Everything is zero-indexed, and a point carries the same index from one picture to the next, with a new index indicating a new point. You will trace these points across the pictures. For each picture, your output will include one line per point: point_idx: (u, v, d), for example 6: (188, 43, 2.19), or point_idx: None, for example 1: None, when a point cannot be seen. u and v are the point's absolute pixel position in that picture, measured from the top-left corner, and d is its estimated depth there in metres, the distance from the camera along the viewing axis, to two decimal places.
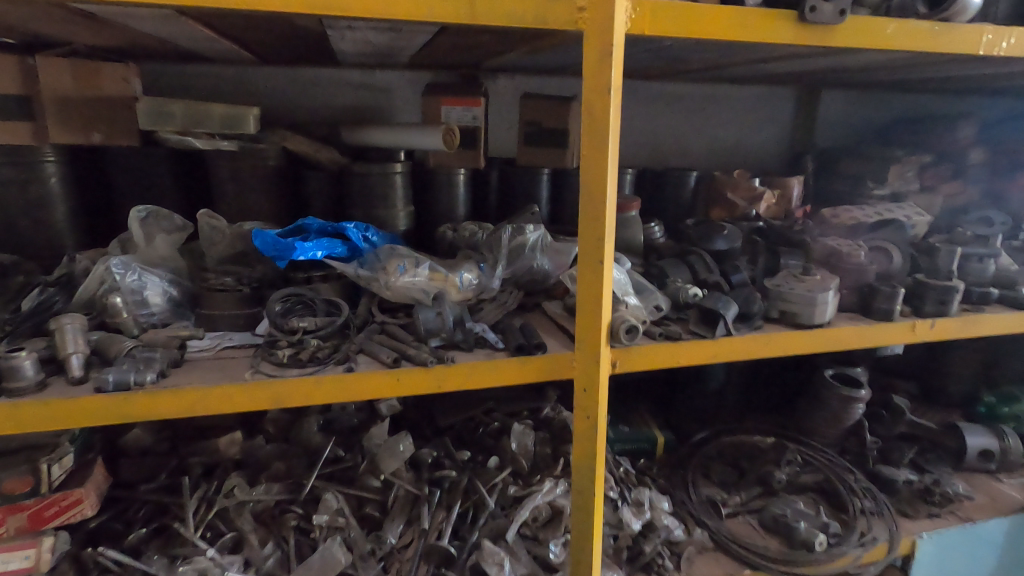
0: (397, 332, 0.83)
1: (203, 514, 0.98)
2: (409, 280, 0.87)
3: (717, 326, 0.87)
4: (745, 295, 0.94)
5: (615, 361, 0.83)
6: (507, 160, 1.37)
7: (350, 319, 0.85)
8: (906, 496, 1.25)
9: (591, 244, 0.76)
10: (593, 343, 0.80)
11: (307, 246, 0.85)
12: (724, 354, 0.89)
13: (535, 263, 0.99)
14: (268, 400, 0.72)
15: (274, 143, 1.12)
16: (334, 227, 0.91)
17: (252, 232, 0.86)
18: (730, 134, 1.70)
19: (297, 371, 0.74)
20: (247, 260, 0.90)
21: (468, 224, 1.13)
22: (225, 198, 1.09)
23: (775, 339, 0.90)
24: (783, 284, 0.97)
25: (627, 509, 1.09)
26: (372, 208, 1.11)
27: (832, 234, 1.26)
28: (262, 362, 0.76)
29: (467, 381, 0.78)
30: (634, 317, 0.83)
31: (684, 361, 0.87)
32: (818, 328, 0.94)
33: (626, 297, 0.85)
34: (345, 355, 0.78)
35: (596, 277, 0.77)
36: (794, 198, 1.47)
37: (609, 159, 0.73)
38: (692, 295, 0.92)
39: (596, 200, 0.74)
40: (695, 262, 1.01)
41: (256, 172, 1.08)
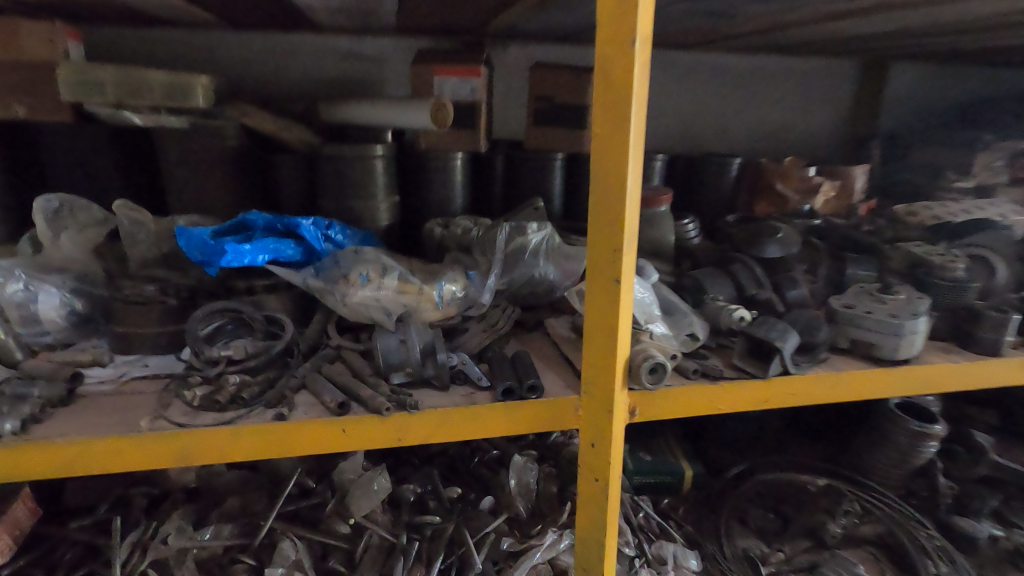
0: (353, 362, 0.65)
1: (136, 562, 0.82)
2: (371, 294, 0.68)
3: (771, 363, 0.66)
4: (807, 320, 0.73)
5: (634, 407, 0.63)
6: (515, 143, 1.17)
7: (296, 342, 0.67)
8: (990, 558, 1.05)
9: (602, 256, 0.56)
10: (603, 386, 0.60)
11: (244, 248, 0.68)
12: (778, 398, 0.68)
13: (538, 271, 0.79)
14: (169, 457, 0.55)
15: (234, 120, 0.94)
16: (285, 224, 0.74)
17: (176, 229, 0.68)
18: (780, 114, 1.46)
19: (209, 418, 0.56)
20: (177, 263, 0.72)
21: (461, 219, 0.93)
22: (174, 184, 0.92)
23: (847, 379, 0.69)
24: (855, 305, 0.75)
25: (646, 572, 0.89)
26: (346, 199, 0.93)
27: (909, 237, 1.03)
28: (170, 403, 0.58)
29: (437, 432, 0.59)
30: (659, 350, 0.62)
31: (724, 407, 0.66)
32: (902, 365, 0.72)
33: (650, 324, 0.65)
34: (278, 395, 0.60)
35: (609, 301, 0.57)
36: (857, 192, 1.23)
37: (633, 140, 0.52)
38: (738, 319, 0.72)
39: (612, 197, 0.53)
40: (740, 273, 0.80)
41: (209, 154, 0.91)
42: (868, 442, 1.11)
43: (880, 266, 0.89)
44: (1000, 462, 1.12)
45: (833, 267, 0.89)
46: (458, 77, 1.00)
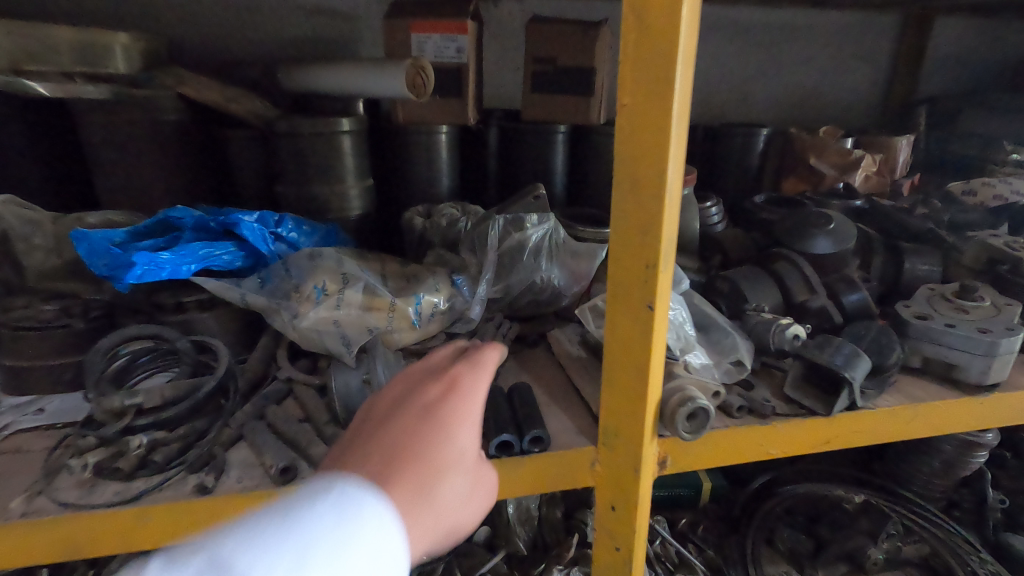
0: (308, 402, 0.51)
1: None
2: (329, 314, 0.53)
3: (838, 398, 0.52)
4: (875, 335, 0.59)
5: (664, 457, 0.50)
6: (509, 113, 1.01)
7: (234, 378, 0.52)
8: None
9: (629, 274, 0.41)
10: (628, 437, 0.46)
11: (164, 257, 0.52)
12: (841, 438, 0.54)
13: (539, 275, 0.65)
14: (55, 550, 0.41)
15: (170, 88, 0.77)
16: (220, 221, 0.58)
17: (72, 232, 0.53)
18: (808, 77, 1.29)
19: (108, 495, 0.42)
20: (84, 272, 0.57)
21: (446, 206, 0.78)
22: (96, 167, 0.75)
23: (924, 411, 0.56)
24: (932, 316, 0.61)
25: None
26: (308, 183, 0.77)
27: (971, 221, 0.88)
28: (58, 472, 0.44)
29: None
30: (700, 388, 0.48)
31: (774, 451, 0.53)
32: (989, 390, 0.58)
33: (687, 354, 0.51)
34: (205, 455, 0.46)
35: (638, 333, 0.42)
36: (900, 166, 1.08)
37: (676, 116, 0.36)
38: (792, 338, 0.57)
39: (645, 196, 0.38)
40: (787, 274, 0.66)
41: (138, 130, 0.74)
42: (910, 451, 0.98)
43: (946, 260, 0.75)
44: None
45: (890, 262, 0.75)
46: (443, 34, 0.81)
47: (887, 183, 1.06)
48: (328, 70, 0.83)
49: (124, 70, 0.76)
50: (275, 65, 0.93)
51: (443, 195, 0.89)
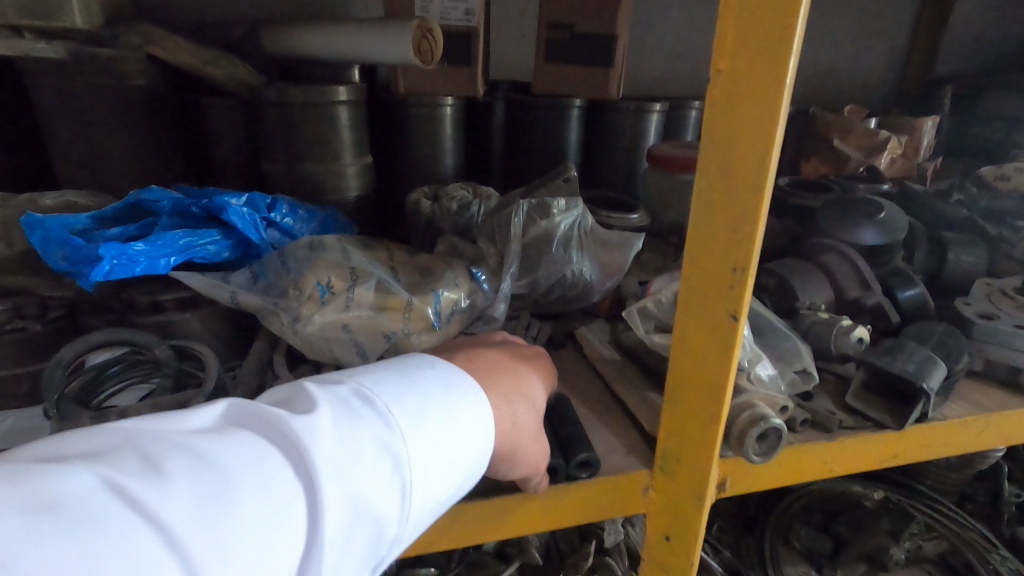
0: None
1: None
2: (336, 315, 0.46)
3: (912, 411, 0.47)
4: (940, 337, 0.53)
5: (724, 479, 0.44)
6: (517, 84, 0.92)
7: (224, 390, 0.44)
8: None
9: (709, 278, 0.35)
10: (690, 461, 0.40)
11: (138, 249, 0.44)
12: (908, 452, 0.49)
13: (568, 268, 0.58)
14: None
15: (137, 48, 0.67)
16: (203, 204, 0.49)
17: (24, 217, 0.44)
18: (825, 53, 1.23)
19: None
20: (40, 265, 0.48)
21: (456, 188, 0.70)
22: (52, 137, 0.65)
23: (995, 421, 0.51)
24: (998, 316, 0.56)
25: None
26: (299, 160, 0.68)
27: (1007, 209, 0.84)
28: None
29: (445, 538, 0.40)
30: (768, 403, 0.42)
31: (838, 469, 0.48)
32: None
33: (757, 365, 0.44)
34: None
35: (715, 344, 0.36)
36: (924, 149, 1.03)
37: (787, 88, 0.29)
38: (857, 342, 0.51)
39: (738, 185, 0.32)
40: (837, 267, 0.60)
41: (100, 95, 0.64)
42: None
43: (993, 251, 0.70)
44: None
45: (935, 253, 0.70)
46: None
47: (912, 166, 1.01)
48: (321, 32, 0.73)
49: (85, 25, 0.64)
50: (258, 25, 0.83)
51: (447, 175, 0.81)
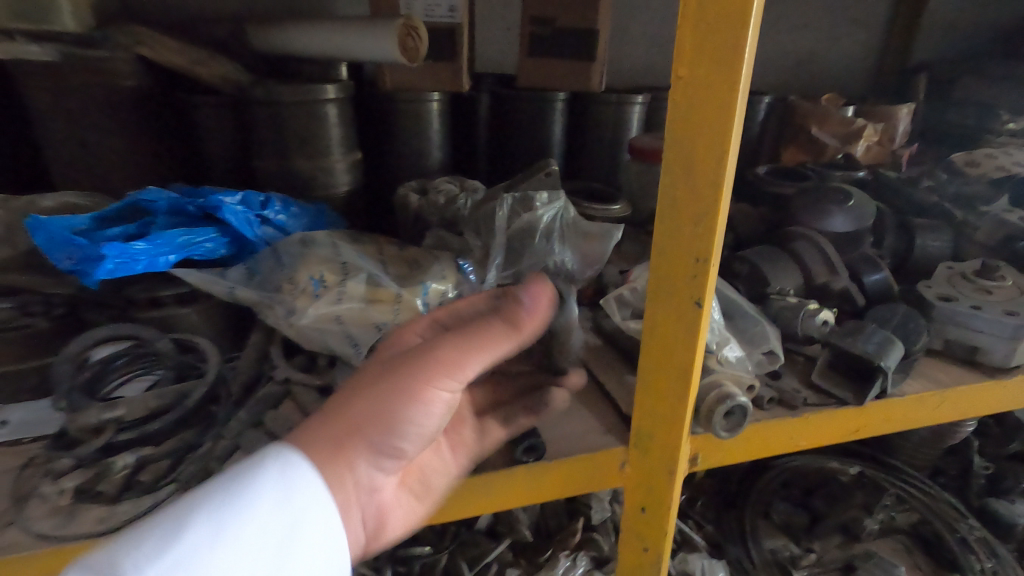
0: (309, 406, 0.46)
1: None
2: (328, 307, 0.48)
3: (871, 386, 0.50)
4: (901, 319, 0.57)
5: (695, 454, 0.47)
6: (502, 79, 0.94)
7: (225, 380, 0.47)
8: None
9: (676, 269, 0.37)
10: (663, 438, 0.43)
11: (139, 248, 0.46)
12: (870, 427, 0.52)
13: (550, 259, 0.60)
14: None
15: (127, 48, 0.68)
16: (199, 203, 0.52)
17: (29, 219, 0.46)
18: (805, 43, 1.26)
19: (93, 522, 0.37)
20: (43, 263, 0.50)
21: (442, 181, 0.72)
22: (45, 138, 0.66)
23: (952, 396, 0.54)
24: (956, 297, 0.59)
25: None
26: (289, 156, 0.70)
27: (975, 194, 0.87)
28: (28, 500, 0.38)
29: (441, 514, 0.42)
30: (736, 383, 0.45)
31: (803, 443, 0.51)
32: (1012, 373, 0.57)
33: (724, 347, 0.48)
34: (200, 470, 0.41)
35: (684, 329, 0.39)
36: (900, 135, 1.06)
37: (743, 86, 0.32)
38: (821, 324, 0.55)
39: (700, 181, 0.34)
40: (807, 254, 0.63)
41: (91, 96, 0.66)
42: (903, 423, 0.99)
43: (958, 235, 0.73)
44: None
45: (903, 238, 0.73)
46: None
47: (887, 153, 1.04)
48: (307, 30, 0.75)
49: (73, 28, 0.66)
50: (246, 23, 0.84)
51: (435, 168, 0.83)
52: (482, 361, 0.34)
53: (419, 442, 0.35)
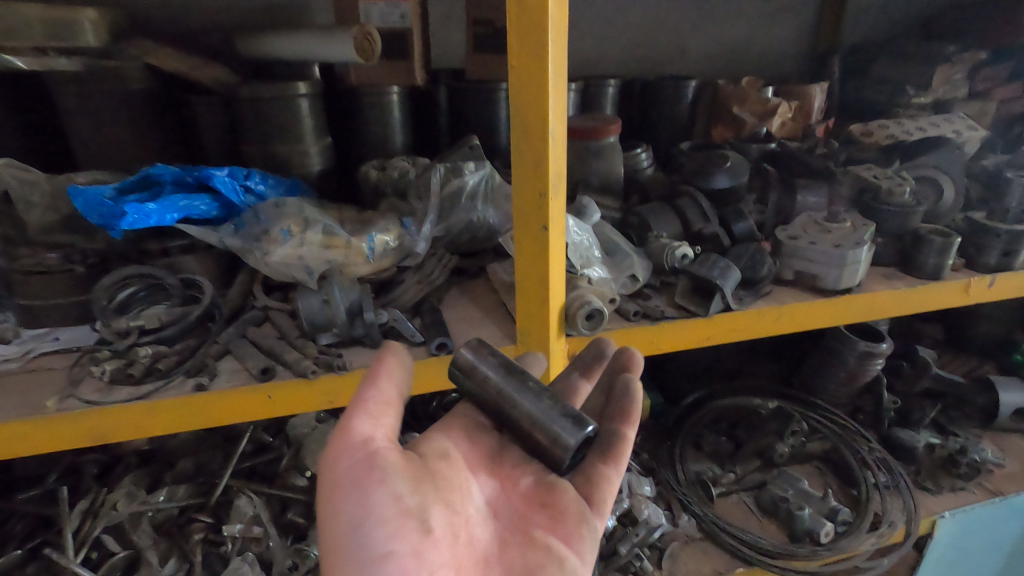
0: (280, 323, 0.62)
1: (89, 529, 0.81)
2: (293, 251, 0.64)
3: (712, 301, 0.65)
4: (751, 254, 0.71)
5: (573, 352, 0.62)
6: (456, 73, 1.09)
7: (217, 306, 0.63)
8: (927, 466, 1.10)
9: (528, 202, 0.52)
10: (538, 334, 0.59)
11: (149, 207, 0.62)
12: (719, 335, 0.67)
13: (475, 215, 0.75)
14: (86, 435, 0.52)
15: (137, 59, 0.84)
16: (196, 176, 0.68)
17: (69, 188, 0.62)
18: (742, 31, 1.39)
19: (126, 393, 0.53)
20: (81, 226, 0.66)
21: (398, 160, 0.88)
22: (75, 134, 0.83)
23: (788, 311, 0.69)
24: (800, 236, 0.74)
25: None
26: (270, 143, 0.86)
27: (863, 158, 1.01)
28: (79, 383, 0.54)
29: (445, 380, 0.61)
30: (598, 296, 0.61)
31: (664, 347, 0.66)
32: (841, 295, 0.71)
33: (586, 269, 0.64)
34: (199, 364, 0.57)
35: (538, 247, 0.54)
36: (815, 111, 1.20)
37: (551, 71, 0.47)
38: (681, 257, 0.70)
39: (534, 138, 0.49)
40: (686, 207, 0.77)
41: (110, 99, 0.82)
42: (816, 363, 1.10)
43: (831, 190, 0.87)
44: (940, 375, 1.15)
45: (784, 195, 0.87)
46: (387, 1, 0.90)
47: (801, 127, 1.18)
48: (286, 40, 0.90)
49: (96, 43, 0.81)
50: (236, 34, 0.99)
51: (397, 151, 0.99)
52: (357, 417, 0.43)
53: (401, 517, 0.42)
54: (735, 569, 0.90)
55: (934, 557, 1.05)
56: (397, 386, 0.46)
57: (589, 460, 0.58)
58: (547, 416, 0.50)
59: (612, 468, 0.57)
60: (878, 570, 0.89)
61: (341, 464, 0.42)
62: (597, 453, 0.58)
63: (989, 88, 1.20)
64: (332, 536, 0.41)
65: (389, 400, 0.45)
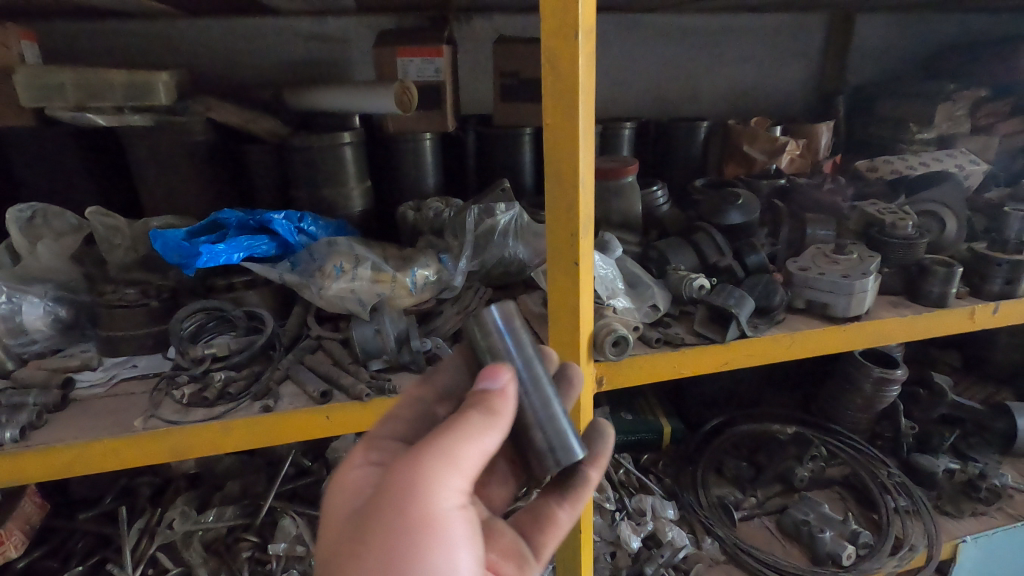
0: (334, 350, 0.68)
1: (145, 547, 0.87)
2: (345, 286, 0.70)
3: (729, 328, 0.71)
4: (765, 285, 0.77)
5: (601, 376, 0.68)
6: (483, 119, 1.18)
7: (278, 336, 0.69)
8: (947, 491, 1.11)
9: (562, 241, 0.59)
10: (569, 360, 0.64)
11: (220, 248, 0.70)
12: (736, 359, 0.73)
13: (507, 251, 0.82)
14: (167, 452, 0.58)
15: (201, 113, 0.94)
16: (258, 220, 0.76)
17: (151, 232, 0.70)
18: (751, 73, 1.47)
19: (202, 414, 0.59)
20: (157, 266, 0.75)
21: (433, 201, 0.95)
22: (144, 181, 0.93)
23: (801, 338, 0.74)
24: (811, 268, 0.79)
25: (625, 524, 0.97)
26: (319, 187, 0.94)
27: (870, 193, 1.06)
28: (160, 404, 0.61)
29: None
30: (624, 324, 0.67)
31: (686, 371, 0.71)
32: (850, 322, 0.77)
33: (612, 300, 0.70)
34: (265, 387, 0.63)
35: (569, 280, 0.60)
36: (823, 148, 1.27)
37: (582, 130, 0.54)
38: (698, 287, 0.75)
39: (567, 184, 0.56)
40: (703, 241, 0.83)
41: (176, 150, 0.91)
42: (834, 389, 1.13)
43: (838, 224, 0.93)
44: (957, 401, 1.18)
45: (794, 229, 0.93)
46: (423, 58, 1.00)
47: (809, 164, 1.25)
48: (333, 94, 1.00)
49: (167, 102, 0.90)
50: (284, 88, 1.09)
51: (429, 191, 1.07)
52: (468, 457, 0.39)
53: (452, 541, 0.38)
54: None
55: None
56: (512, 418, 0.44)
57: (546, 498, 0.60)
58: (542, 427, 0.49)
59: (564, 510, 0.59)
60: None
61: (434, 502, 0.37)
62: (563, 489, 0.59)
63: (992, 123, 1.26)
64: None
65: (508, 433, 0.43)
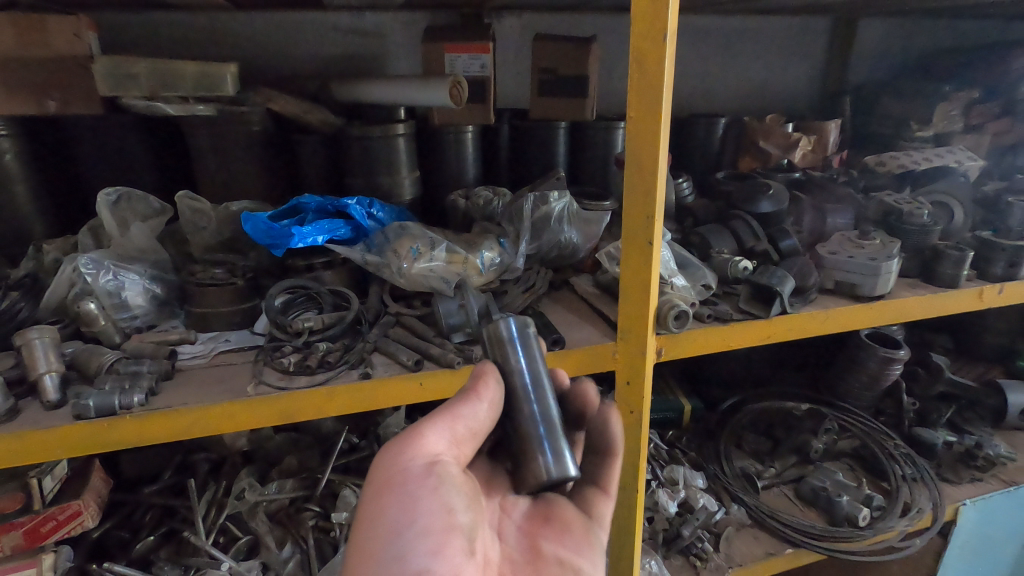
0: (415, 325, 0.74)
1: (214, 517, 0.92)
2: (425, 266, 0.76)
3: (773, 305, 0.78)
4: (800, 266, 0.84)
5: (660, 348, 0.74)
6: (517, 113, 1.24)
7: (361, 313, 0.75)
8: (947, 460, 1.21)
9: (638, 222, 0.65)
10: (637, 332, 0.71)
11: (306, 230, 0.75)
12: (779, 334, 0.80)
13: (562, 236, 0.88)
14: (278, 415, 0.63)
15: (261, 104, 0.99)
16: (335, 205, 0.81)
17: (241, 215, 0.75)
18: (760, 72, 1.55)
19: (307, 381, 0.64)
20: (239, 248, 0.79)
21: (481, 189, 1.01)
22: (204, 169, 0.97)
23: (834, 314, 0.82)
24: (839, 251, 0.87)
25: (662, 491, 1.05)
26: (374, 175, 0.99)
27: (880, 185, 1.15)
28: (265, 371, 0.66)
29: (576, 368, 0.72)
30: (682, 300, 0.74)
31: (734, 344, 0.78)
32: (876, 301, 0.85)
33: (671, 278, 0.77)
34: (360, 357, 0.68)
35: (642, 258, 0.66)
36: (831, 144, 1.35)
37: (664, 122, 0.60)
38: (743, 269, 0.84)
39: (645, 171, 0.62)
40: (739, 227, 0.91)
41: (238, 140, 0.95)
42: (843, 368, 1.21)
43: (857, 213, 1.01)
44: (954, 379, 1.27)
45: (817, 217, 1.00)
46: (470, 54, 1.05)
47: (820, 158, 1.33)
48: (381, 87, 1.03)
49: (233, 92, 0.91)
50: (330, 80, 1.14)
51: (471, 181, 1.12)
52: (437, 423, 0.51)
53: (432, 480, 0.48)
54: (787, 552, 1.00)
55: (958, 543, 1.15)
56: (498, 398, 0.54)
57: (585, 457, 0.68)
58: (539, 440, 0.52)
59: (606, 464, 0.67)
60: (912, 548, 1.01)
61: (412, 450, 0.49)
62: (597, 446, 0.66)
63: (984, 122, 1.36)
64: (372, 539, 0.46)
65: (491, 408, 0.53)
